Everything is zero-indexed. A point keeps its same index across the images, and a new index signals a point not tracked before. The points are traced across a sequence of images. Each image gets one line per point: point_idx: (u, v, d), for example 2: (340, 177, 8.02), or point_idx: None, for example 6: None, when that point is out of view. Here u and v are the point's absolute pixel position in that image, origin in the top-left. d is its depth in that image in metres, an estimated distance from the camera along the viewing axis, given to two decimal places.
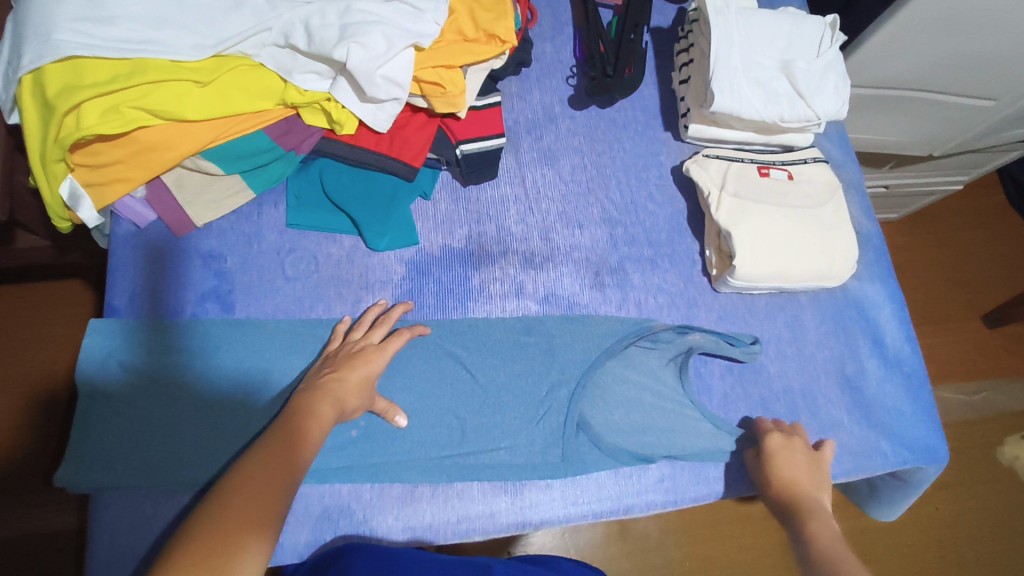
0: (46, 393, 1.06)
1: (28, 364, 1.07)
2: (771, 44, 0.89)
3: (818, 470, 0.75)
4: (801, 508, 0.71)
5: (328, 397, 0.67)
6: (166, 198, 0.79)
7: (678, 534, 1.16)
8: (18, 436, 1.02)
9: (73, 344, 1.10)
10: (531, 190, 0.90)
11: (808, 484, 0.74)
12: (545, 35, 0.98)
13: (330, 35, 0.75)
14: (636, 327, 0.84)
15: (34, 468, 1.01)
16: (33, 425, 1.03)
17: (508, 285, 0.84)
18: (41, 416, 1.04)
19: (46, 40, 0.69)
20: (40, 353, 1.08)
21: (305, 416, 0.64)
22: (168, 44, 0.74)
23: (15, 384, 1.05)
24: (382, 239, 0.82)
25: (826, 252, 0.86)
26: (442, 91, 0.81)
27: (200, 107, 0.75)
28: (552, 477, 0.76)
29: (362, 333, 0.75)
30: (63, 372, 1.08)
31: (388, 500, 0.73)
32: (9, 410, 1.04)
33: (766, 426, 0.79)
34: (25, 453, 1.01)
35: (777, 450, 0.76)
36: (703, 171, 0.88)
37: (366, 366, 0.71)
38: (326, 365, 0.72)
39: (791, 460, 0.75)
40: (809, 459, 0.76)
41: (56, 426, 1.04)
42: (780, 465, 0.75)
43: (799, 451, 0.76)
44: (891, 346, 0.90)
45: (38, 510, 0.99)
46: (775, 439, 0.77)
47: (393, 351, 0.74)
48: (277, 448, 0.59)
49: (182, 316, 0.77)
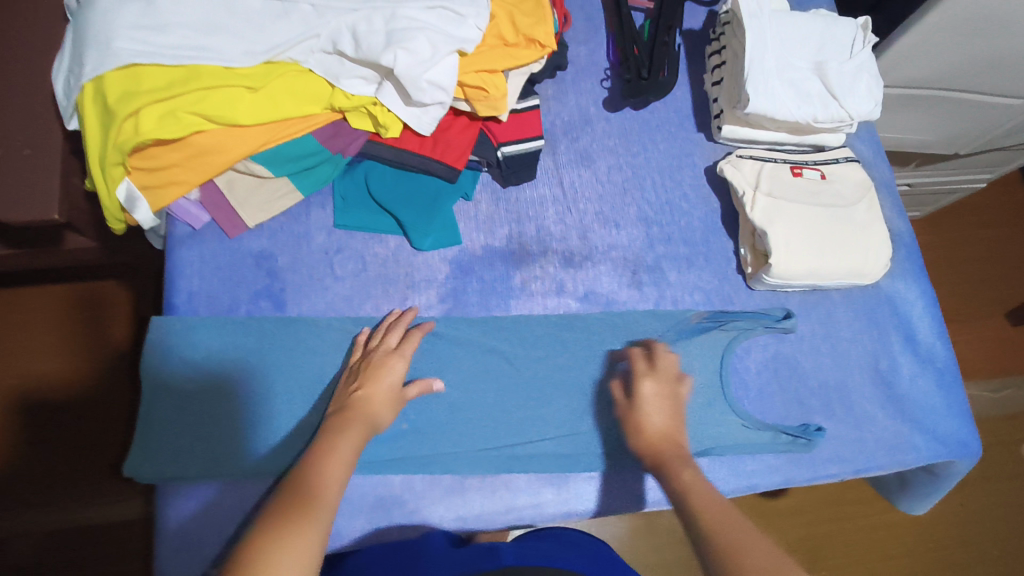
0: (112, 387, 1.11)
1: (94, 360, 1.12)
2: (804, 46, 0.90)
3: (679, 404, 0.77)
4: (670, 458, 0.72)
5: (358, 414, 0.70)
6: (218, 199, 0.83)
7: None
8: (87, 429, 1.09)
9: (111, 344, 1.14)
10: (568, 190, 0.91)
11: (670, 427, 0.75)
12: (579, 38, 1.00)
13: (377, 42, 0.78)
14: (676, 323, 0.86)
15: (102, 459, 1.08)
16: (100, 418, 1.10)
17: (548, 283, 0.86)
18: (108, 411, 1.10)
19: (108, 48, 0.74)
20: (104, 350, 1.13)
21: (324, 456, 0.65)
22: (221, 51, 0.78)
23: (82, 379, 1.11)
24: (425, 240, 0.85)
25: (859, 250, 0.87)
26: (484, 95, 0.82)
27: (251, 111, 0.78)
28: (596, 468, 0.79)
29: (379, 338, 0.77)
30: (126, 367, 1.13)
31: (439, 490, 0.76)
32: (79, 403, 1.10)
33: (641, 368, 0.78)
34: (92, 446, 1.08)
35: (647, 396, 0.76)
36: (737, 171, 0.90)
37: (387, 377, 0.74)
38: (352, 381, 0.74)
39: (654, 406, 0.75)
40: (676, 404, 0.76)
41: (120, 420, 1.10)
42: (645, 412, 0.75)
43: (663, 395, 0.77)
44: (923, 343, 0.91)
45: (106, 501, 1.06)
46: (645, 372, 0.78)
47: (409, 354, 0.76)
48: (306, 488, 0.61)
49: (237, 314, 0.80)
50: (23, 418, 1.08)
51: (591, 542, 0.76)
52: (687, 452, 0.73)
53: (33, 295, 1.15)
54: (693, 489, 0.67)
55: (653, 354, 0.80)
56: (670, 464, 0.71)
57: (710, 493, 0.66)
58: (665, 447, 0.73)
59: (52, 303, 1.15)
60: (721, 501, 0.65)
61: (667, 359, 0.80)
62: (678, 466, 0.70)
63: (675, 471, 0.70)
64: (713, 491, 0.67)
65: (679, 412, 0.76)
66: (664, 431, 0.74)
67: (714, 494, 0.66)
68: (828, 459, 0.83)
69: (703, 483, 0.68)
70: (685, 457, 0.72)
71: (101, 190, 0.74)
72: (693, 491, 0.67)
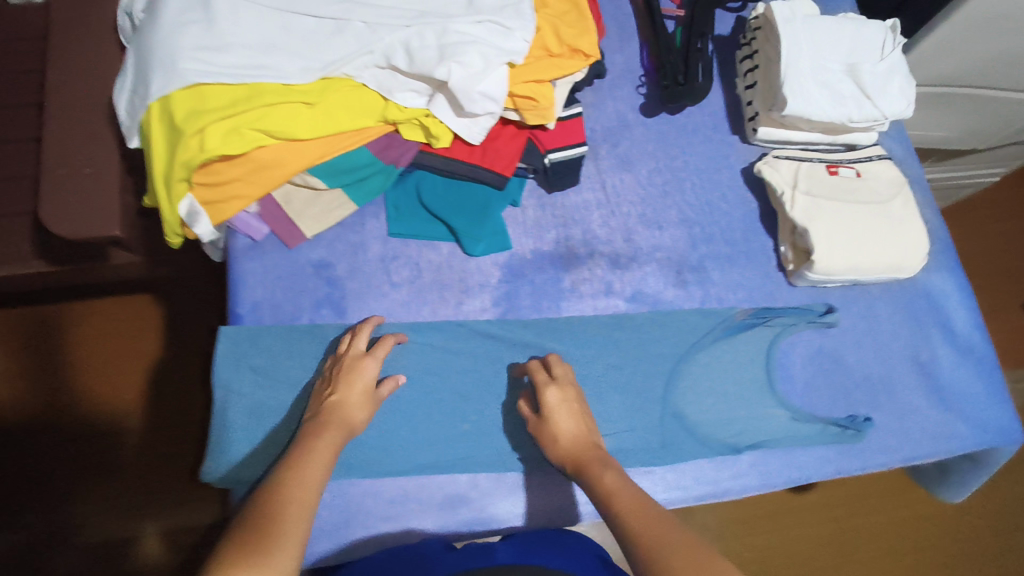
0: (167, 389, 1.19)
1: (145, 364, 1.20)
2: (836, 49, 0.92)
3: (585, 405, 0.77)
4: (592, 461, 0.72)
5: (333, 418, 0.72)
6: (277, 212, 0.85)
7: (732, 528, 1.31)
8: (152, 434, 1.16)
9: (158, 349, 1.21)
10: (611, 194, 0.94)
11: (582, 430, 0.75)
12: (613, 46, 1.03)
13: (430, 56, 0.80)
14: (722, 320, 0.89)
15: (175, 469, 1.14)
16: (165, 426, 1.16)
17: (596, 284, 0.89)
18: (170, 420, 1.17)
19: (173, 69, 0.76)
20: (152, 354, 1.20)
21: (299, 462, 0.67)
22: (280, 69, 0.80)
23: (137, 383, 1.18)
24: (478, 245, 0.87)
25: (897, 246, 0.90)
26: (534, 105, 0.85)
27: (309, 126, 0.80)
28: (653, 463, 0.81)
29: (348, 342, 0.78)
30: (177, 368, 1.20)
31: (504, 485, 0.80)
32: (137, 406, 1.17)
33: (541, 378, 0.78)
34: (163, 455, 1.14)
35: (555, 404, 0.76)
36: (775, 171, 0.92)
37: (361, 378, 0.75)
38: (326, 389, 0.75)
39: (563, 413, 0.75)
40: (581, 407, 0.77)
41: (187, 430, 1.16)
42: (556, 420, 0.75)
43: (571, 399, 0.77)
44: (961, 334, 0.94)
45: (160, 507, 1.12)
46: (547, 381, 0.78)
47: (382, 355, 0.77)
48: (279, 492, 0.63)
49: (301, 322, 0.83)
50: (70, 434, 1.14)
51: (562, 537, 0.77)
52: (603, 449, 0.74)
53: (79, 310, 1.21)
54: (616, 492, 0.68)
55: (548, 364, 0.80)
56: (591, 468, 0.71)
57: (634, 493, 0.68)
58: (582, 452, 0.73)
59: (100, 315, 1.22)
60: (645, 500, 0.67)
61: (564, 365, 0.79)
62: (600, 469, 0.70)
63: (597, 474, 0.70)
64: (635, 491, 0.68)
65: (586, 414, 0.77)
66: (579, 436, 0.74)
67: (638, 494, 0.67)
68: (875, 449, 0.86)
69: (625, 483, 0.69)
70: (604, 456, 0.72)
71: (165, 207, 0.77)
72: (616, 496, 0.67)
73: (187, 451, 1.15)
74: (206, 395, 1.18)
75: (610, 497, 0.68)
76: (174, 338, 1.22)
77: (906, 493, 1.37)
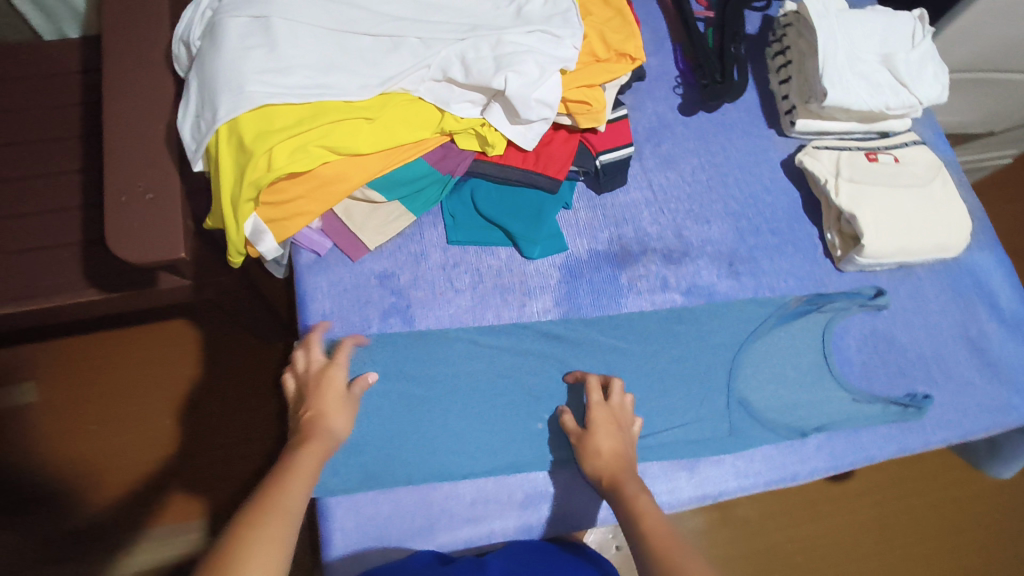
0: (207, 414, 1.18)
1: (178, 390, 1.18)
2: (868, 41, 0.96)
3: (631, 430, 0.78)
4: (627, 481, 0.72)
5: (317, 428, 0.71)
6: (340, 227, 0.87)
7: (777, 518, 1.32)
8: (198, 458, 1.15)
9: (192, 375, 1.19)
10: (658, 193, 0.96)
11: (624, 451, 0.75)
12: (648, 50, 1.05)
13: (487, 67, 0.83)
14: (776, 308, 0.91)
15: (227, 492, 1.14)
16: (213, 449, 1.16)
17: (652, 280, 0.91)
18: (217, 442, 1.16)
19: (240, 92, 0.77)
20: (188, 380, 1.19)
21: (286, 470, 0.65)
22: (341, 87, 0.81)
23: (175, 410, 1.17)
24: (536, 248, 0.89)
25: (942, 226, 0.92)
26: (587, 109, 0.88)
27: (372, 140, 0.82)
28: (723, 451, 0.83)
29: (305, 357, 0.78)
30: (217, 392, 1.19)
31: (580, 479, 0.82)
32: (176, 433, 1.16)
33: (597, 398, 0.79)
34: (215, 478, 1.14)
35: (601, 421, 0.77)
36: (817, 162, 0.95)
37: (331, 386, 0.75)
38: (300, 405, 0.74)
39: (606, 429, 0.76)
40: (627, 430, 0.78)
41: (238, 451, 1.17)
42: (596, 434, 0.76)
43: (616, 420, 0.78)
44: (1007, 309, 0.96)
45: (166, 542, 1.10)
46: (600, 401, 0.79)
47: (343, 360, 0.77)
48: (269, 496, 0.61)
49: (371, 332, 0.84)
50: (100, 461, 1.12)
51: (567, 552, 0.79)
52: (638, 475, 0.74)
53: (107, 341, 1.20)
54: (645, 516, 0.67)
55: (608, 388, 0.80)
56: (624, 487, 0.71)
57: (664, 520, 0.67)
58: (619, 471, 0.73)
59: (131, 344, 1.20)
60: (673, 529, 0.66)
61: (621, 390, 0.80)
62: (635, 490, 0.70)
63: (632, 496, 0.70)
64: (665, 519, 0.67)
65: (630, 435, 0.77)
66: (620, 455, 0.75)
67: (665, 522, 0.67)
68: (935, 424, 0.88)
69: (658, 510, 0.68)
70: (640, 481, 0.72)
71: (233, 226, 0.76)
72: (647, 519, 0.67)
73: (210, 485, 1.14)
74: (232, 428, 1.18)
75: (640, 519, 0.67)
76: (211, 361, 1.21)
77: (944, 474, 1.39)
